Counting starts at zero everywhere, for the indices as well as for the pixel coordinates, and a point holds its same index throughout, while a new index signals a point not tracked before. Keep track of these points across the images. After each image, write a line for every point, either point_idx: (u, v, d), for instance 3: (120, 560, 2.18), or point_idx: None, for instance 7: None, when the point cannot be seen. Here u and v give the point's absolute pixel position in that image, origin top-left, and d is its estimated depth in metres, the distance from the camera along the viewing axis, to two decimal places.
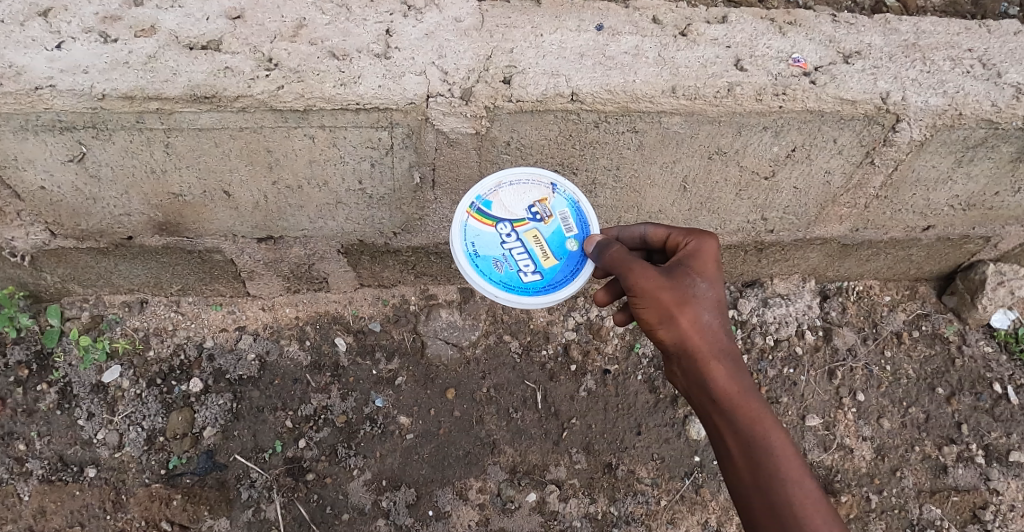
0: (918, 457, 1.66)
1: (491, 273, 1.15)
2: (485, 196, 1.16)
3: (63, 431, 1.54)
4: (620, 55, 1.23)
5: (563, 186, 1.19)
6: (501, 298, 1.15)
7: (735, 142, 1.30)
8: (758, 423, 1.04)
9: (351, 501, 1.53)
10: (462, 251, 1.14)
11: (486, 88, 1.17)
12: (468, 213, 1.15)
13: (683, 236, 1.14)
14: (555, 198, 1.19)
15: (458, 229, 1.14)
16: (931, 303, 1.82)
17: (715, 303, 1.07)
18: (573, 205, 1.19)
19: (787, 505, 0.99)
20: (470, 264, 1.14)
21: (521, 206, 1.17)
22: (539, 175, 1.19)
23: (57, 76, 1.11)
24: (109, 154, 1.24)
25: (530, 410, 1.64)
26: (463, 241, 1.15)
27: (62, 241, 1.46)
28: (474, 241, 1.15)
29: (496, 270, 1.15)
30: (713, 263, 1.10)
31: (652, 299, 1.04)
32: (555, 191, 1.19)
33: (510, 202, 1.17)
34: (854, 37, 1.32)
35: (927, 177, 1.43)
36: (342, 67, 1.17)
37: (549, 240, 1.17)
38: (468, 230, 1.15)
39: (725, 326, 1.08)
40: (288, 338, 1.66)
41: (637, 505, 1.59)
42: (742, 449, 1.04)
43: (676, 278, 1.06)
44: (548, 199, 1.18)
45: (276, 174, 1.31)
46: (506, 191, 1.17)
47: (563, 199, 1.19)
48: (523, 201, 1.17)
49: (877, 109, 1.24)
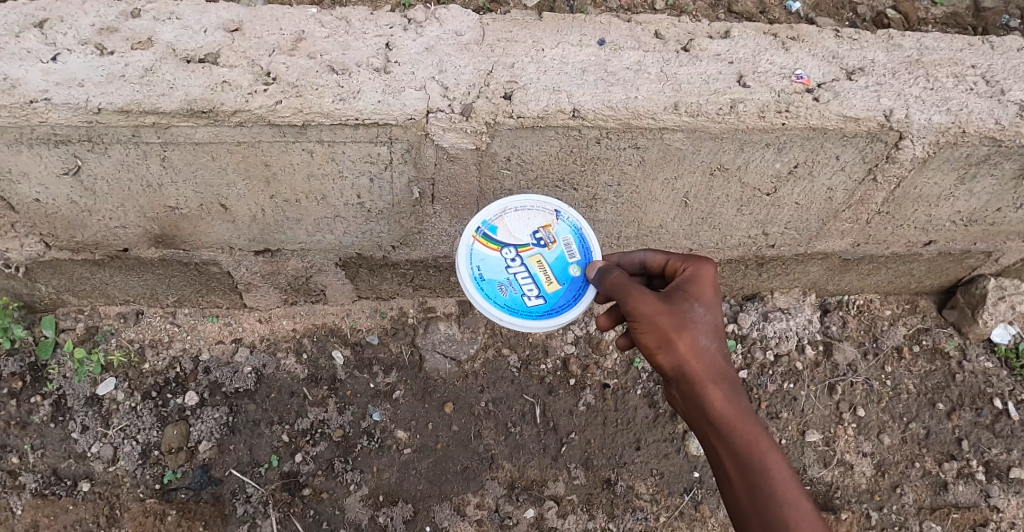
0: (919, 473, 1.65)
1: (496, 297, 1.13)
2: (490, 221, 1.16)
3: (56, 444, 1.52)
4: (622, 70, 1.22)
5: (567, 212, 1.20)
6: (505, 322, 1.13)
7: (737, 159, 1.29)
8: (756, 445, 1.02)
9: (347, 516, 1.52)
10: (467, 275, 1.13)
11: (486, 103, 1.16)
12: (474, 237, 1.14)
13: (680, 261, 1.13)
14: (559, 224, 1.19)
15: (463, 253, 1.13)
16: (932, 318, 1.81)
17: (712, 327, 1.06)
18: (577, 232, 1.19)
19: (785, 528, 0.97)
20: (475, 288, 1.13)
21: (526, 232, 1.17)
22: (543, 201, 1.19)
23: (52, 90, 1.10)
24: (105, 168, 1.22)
25: (529, 425, 1.63)
26: (468, 265, 1.13)
27: (57, 253, 1.44)
28: (479, 265, 1.14)
29: (501, 294, 1.14)
30: (710, 288, 1.09)
31: (650, 323, 1.03)
32: (559, 218, 1.19)
33: (515, 227, 1.17)
34: (857, 53, 1.31)
35: (930, 193, 1.42)
36: (342, 82, 1.15)
37: (552, 265, 1.16)
38: (474, 254, 1.14)
39: (722, 349, 1.07)
40: (285, 351, 1.65)
41: (637, 521, 1.58)
42: (741, 472, 1.03)
43: (673, 302, 1.05)
44: (552, 225, 1.19)
45: (274, 189, 1.30)
46: (510, 216, 1.17)
47: (566, 225, 1.19)
48: (528, 226, 1.17)
49: (880, 126, 1.23)
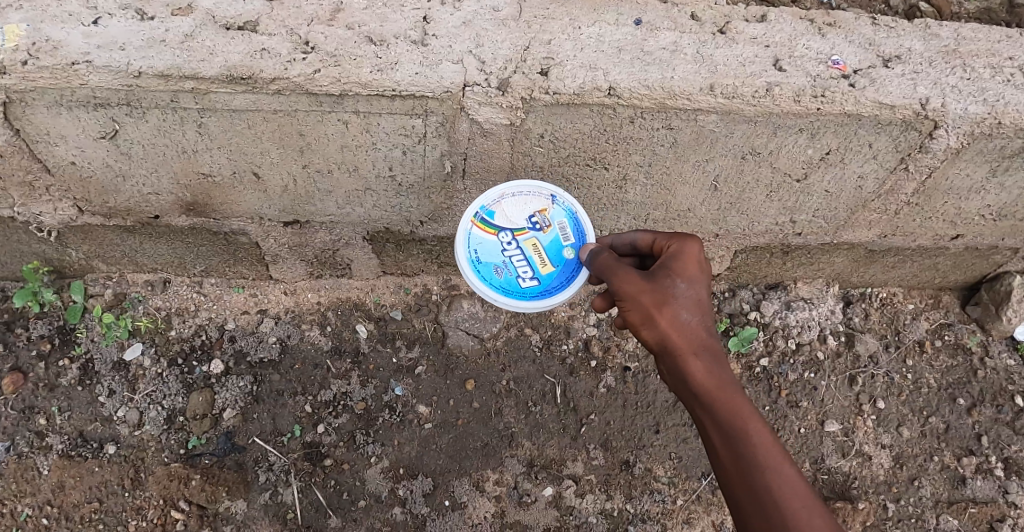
0: (937, 467, 1.65)
1: (492, 279, 1.16)
2: (488, 205, 1.17)
3: (84, 407, 1.55)
4: (658, 50, 1.22)
5: (565, 196, 1.19)
6: (500, 303, 1.16)
7: (770, 143, 1.29)
8: (742, 421, 1.00)
9: (368, 488, 1.54)
10: (464, 258, 1.16)
11: (523, 79, 1.16)
12: (471, 221, 1.16)
13: (667, 240, 1.12)
14: (556, 208, 1.18)
15: (461, 236, 1.16)
16: (955, 313, 1.80)
17: (696, 303, 1.04)
18: (574, 215, 1.19)
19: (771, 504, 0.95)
20: (471, 270, 1.16)
21: (523, 215, 1.17)
22: (541, 185, 1.19)
23: (94, 52, 1.11)
24: (141, 132, 1.23)
25: (549, 404, 1.64)
26: (466, 248, 1.16)
27: (89, 218, 1.45)
28: (477, 248, 1.16)
29: (497, 276, 1.16)
30: (696, 264, 1.07)
31: (634, 303, 1.04)
32: (556, 201, 1.19)
33: (511, 211, 1.17)
34: (893, 41, 1.30)
35: (960, 185, 1.41)
36: (380, 53, 1.16)
37: (548, 247, 1.17)
38: (471, 238, 1.16)
39: (709, 326, 1.05)
40: (309, 323, 1.66)
41: (654, 503, 1.59)
42: (728, 450, 1.01)
43: (656, 278, 1.04)
44: (549, 209, 1.18)
45: (307, 158, 1.30)
46: (508, 200, 1.18)
47: (564, 208, 1.19)
48: (525, 209, 1.18)
49: (915, 115, 1.22)
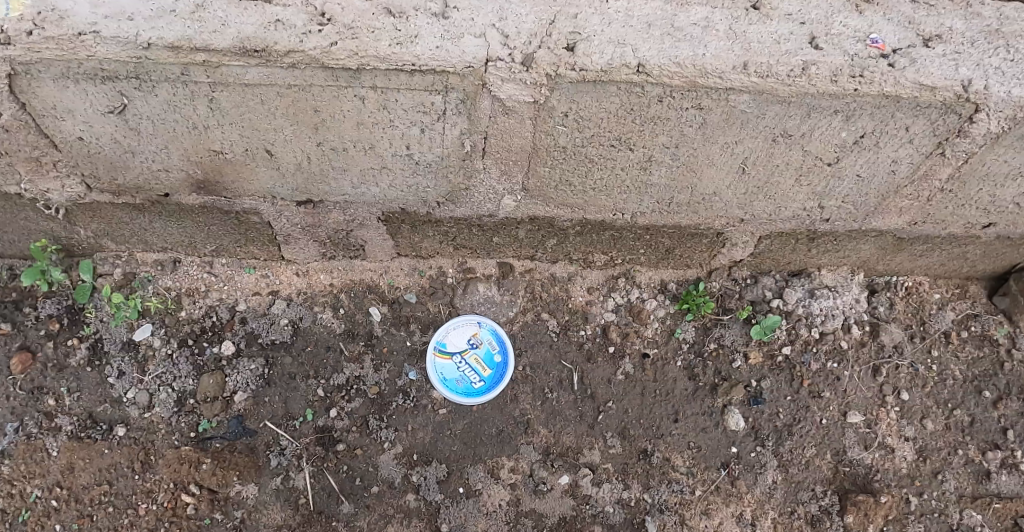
0: (961, 460, 1.62)
1: (455, 381, 1.58)
2: (444, 340, 1.60)
3: (93, 388, 1.54)
4: (689, 26, 1.16)
5: (484, 322, 1.62)
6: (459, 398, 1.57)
7: (803, 125, 1.23)
8: None
9: (381, 474, 1.53)
10: (438, 374, 1.57)
11: (548, 54, 1.11)
12: (436, 348, 1.59)
13: None
14: (481, 332, 1.62)
15: (433, 360, 1.58)
16: (982, 304, 1.75)
17: None
18: (493, 335, 1.62)
19: None
20: (445, 378, 1.57)
21: (463, 340, 1.60)
22: (468, 319, 1.62)
23: (101, 22, 1.06)
24: (150, 107, 1.19)
25: (566, 391, 1.62)
26: (437, 367, 1.58)
27: (97, 196, 1.42)
28: (443, 367, 1.58)
29: (458, 380, 1.58)
30: None
31: None
32: (480, 326, 1.62)
33: (456, 340, 1.60)
34: (934, 20, 1.22)
35: (997, 172, 1.34)
36: (398, 25, 1.11)
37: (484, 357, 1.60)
38: (440, 359, 1.58)
39: None
40: (322, 305, 1.63)
41: (672, 493, 1.57)
42: None
43: None
44: (477, 333, 1.62)
45: (322, 135, 1.26)
46: (454, 333, 1.61)
47: (485, 332, 1.62)
48: (464, 336, 1.61)
49: (956, 97, 1.16)
